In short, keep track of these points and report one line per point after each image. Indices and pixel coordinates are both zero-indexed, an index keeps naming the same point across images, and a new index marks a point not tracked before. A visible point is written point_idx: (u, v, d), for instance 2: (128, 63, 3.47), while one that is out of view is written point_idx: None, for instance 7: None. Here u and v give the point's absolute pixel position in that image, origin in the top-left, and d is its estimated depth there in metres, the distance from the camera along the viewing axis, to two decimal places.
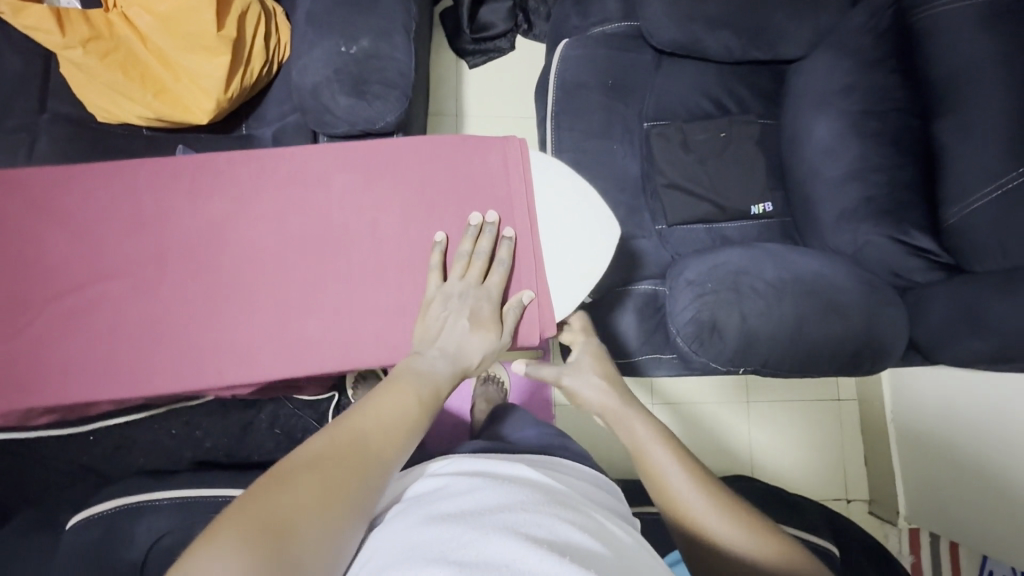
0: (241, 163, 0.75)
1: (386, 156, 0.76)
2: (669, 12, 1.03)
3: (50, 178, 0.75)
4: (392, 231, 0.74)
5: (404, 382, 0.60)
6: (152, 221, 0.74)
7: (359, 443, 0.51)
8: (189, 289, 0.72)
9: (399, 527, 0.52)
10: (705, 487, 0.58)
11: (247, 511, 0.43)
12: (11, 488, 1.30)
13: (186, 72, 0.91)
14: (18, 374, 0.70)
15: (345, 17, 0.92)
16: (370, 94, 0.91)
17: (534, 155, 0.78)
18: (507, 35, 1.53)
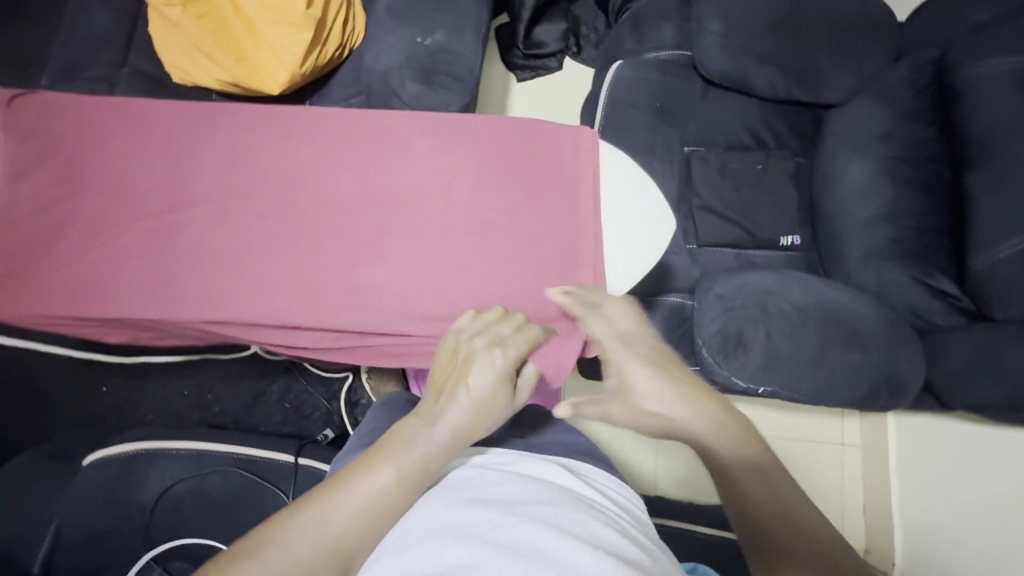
0: (332, 117, 0.81)
1: (466, 128, 0.81)
2: (722, 46, 1.10)
3: (155, 110, 0.81)
4: (464, 196, 0.78)
5: (403, 448, 0.55)
6: (243, 158, 0.79)
7: (307, 550, 0.46)
8: (270, 224, 0.76)
9: (430, 505, 0.52)
10: (803, 527, 0.51)
11: (268, 528, 0.47)
12: (18, 428, 1.31)
13: (267, 43, 0.96)
14: (102, 282, 0.73)
15: (424, 10, 0.97)
16: (437, 84, 0.96)
17: (602, 146, 0.83)
18: (557, 56, 1.59)
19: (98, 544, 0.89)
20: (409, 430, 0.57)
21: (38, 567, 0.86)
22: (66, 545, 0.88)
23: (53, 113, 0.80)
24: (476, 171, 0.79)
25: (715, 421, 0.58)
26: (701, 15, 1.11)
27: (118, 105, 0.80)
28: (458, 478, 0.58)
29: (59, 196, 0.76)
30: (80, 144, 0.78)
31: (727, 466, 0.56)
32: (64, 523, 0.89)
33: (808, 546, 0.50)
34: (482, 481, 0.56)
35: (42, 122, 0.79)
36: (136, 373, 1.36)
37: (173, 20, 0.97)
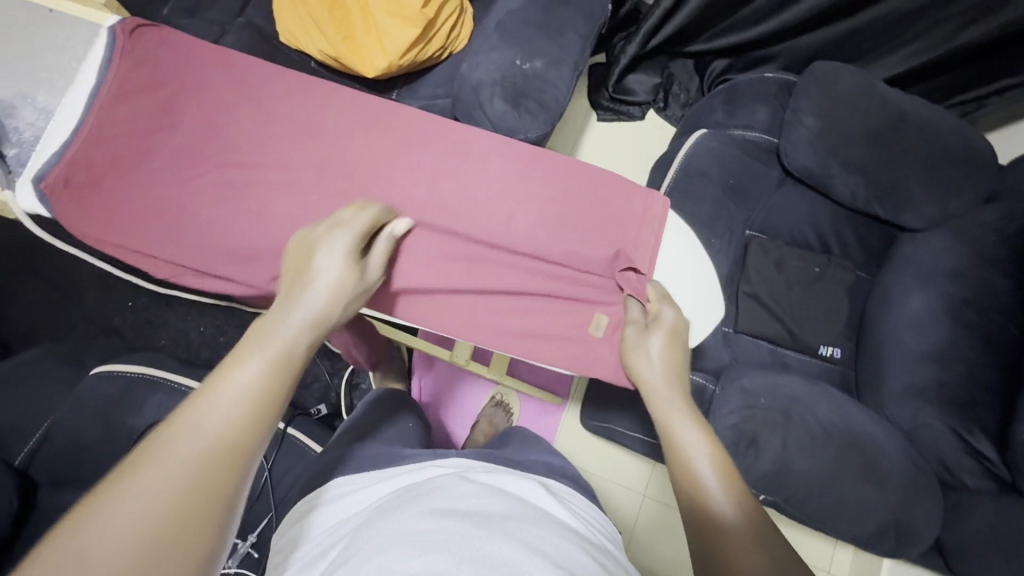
0: (420, 119, 0.82)
1: (544, 162, 0.81)
2: (812, 141, 1.08)
3: (260, 70, 0.84)
4: (523, 228, 0.79)
5: (267, 334, 0.49)
6: (327, 136, 0.81)
7: (198, 445, 0.39)
8: (334, 204, 0.78)
9: (400, 514, 0.51)
10: (733, 489, 0.55)
11: (162, 445, 0.38)
12: (45, 319, 1.37)
13: (374, 28, 0.99)
14: (168, 219, 0.76)
15: (530, 35, 0.99)
16: (524, 109, 0.97)
17: (671, 217, 0.83)
18: (642, 106, 1.60)
19: (76, 453, 0.90)
20: (276, 322, 0.51)
21: (20, 460, 0.89)
22: (52, 444, 0.90)
23: (165, 48, 0.84)
24: (542, 206, 0.79)
25: (677, 392, 0.67)
26: (797, 107, 1.11)
27: (229, 57, 0.84)
28: (434, 486, 0.56)
29: (150, 126, 0.80)
30: (182, 82, 0.82)
31: (671, 426, 0.63)
32: (56, 424, 0.92)
33: (734, 504, 0.53)
34: (458, 491, 0.54)
35: (154, 53, 0.83)
36: (163, 298, 1.40)
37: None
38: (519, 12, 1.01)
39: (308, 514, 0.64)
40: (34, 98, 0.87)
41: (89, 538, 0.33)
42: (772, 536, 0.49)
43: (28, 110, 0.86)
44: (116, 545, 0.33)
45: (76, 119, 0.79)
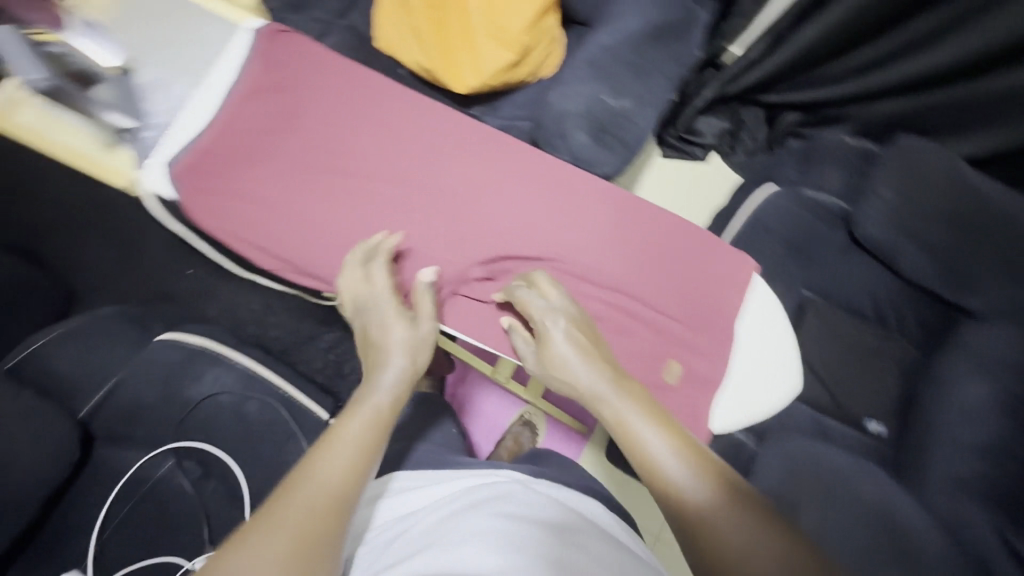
0: (530, 154, 0.86)
1: (642, 212, 0.84)
2: (884, 213, 1.08)
3: (383, 85, 0.87)
4: (615, 272, 0.81)
5: (359, 411, 0.64)
6: (440, 159, 0.85)
7: (313, 497, 0.53)
8: (442, 225, 0.83)
9: (481, 513, 0.60)
10: (705, 474, 0.60)
11: (278, 512, 0.52)
12: (109, 275, 1.43)
13: (471, 47, 1.00)
14: (286, 218, 0.81)
15: (622, 75, 1.00)
16: (606, 142, 1.00)
17: (756, 281, 0.86)
18: (706, 148, 1.57)
19: (138, 414, 0.95)
20: (367, 399, 0.65)
21: (84, 413, 0.94)
22: (118, 400, 0.95)
23: (297, 53, 0.88)
24: (633, 258, 0.83)
25: (626, 398, 0.68)
26: (876, 178, 1.11)
27: (357, 70, 0.88)
28: (501, 492, 0.66)
29: (277, 126, 0.84)
30: (311, 89, 0.86)
31: (635, 446, 0.65)
32: (122, 381, 0.96)
33: (709, 494, 0.58)
34: (527, 501, 0.64)
35: (287, 58, 0.87)
36: (220, 270, 1.45)
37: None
38: (614, 49, 1.02)
39: (373, 505, 0.71)
40: (167, 85, 0.86)
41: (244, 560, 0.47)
42: (751, 509, 0.57)
43: (163, 96, 0.86)
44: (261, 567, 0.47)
45: (211, 113, 0.85)
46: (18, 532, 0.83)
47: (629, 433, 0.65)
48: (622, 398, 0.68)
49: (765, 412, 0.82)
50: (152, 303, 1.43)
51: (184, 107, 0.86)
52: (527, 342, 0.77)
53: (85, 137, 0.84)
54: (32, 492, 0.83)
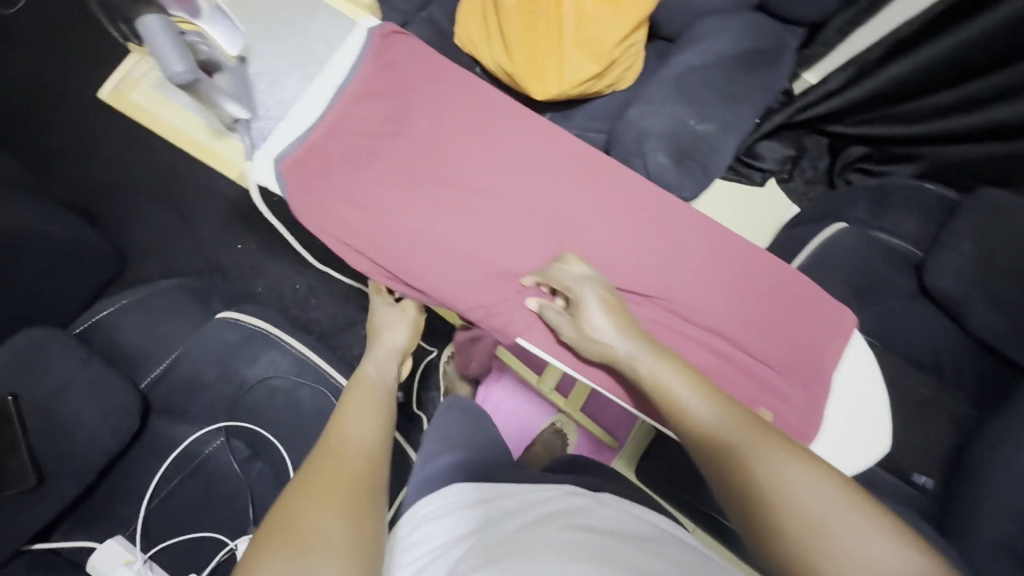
0: (635, 182, 0.83)
1: (744, 253, 0.81)
2: (959, 266, 1.05)
3: (493, 98, 0.86)
4: (712, 314, 0.78)
5: (361, 384, 0.75)
6: (542, 178, 0.83)
7: (347, 460, 0.60)
8: (538, 245, 0.80)
9: (547, 524, 0.60)
10: (752, 432, 0.56)
11: (321, 482, 0.57)
12: (161, 241, 1.44)
13: (557, 53, 0.98)
14: (385, 223, 0.80)
15: (707, 98, 0.99)
16: (687, 169, 0.99)
17: (856, 338, 0.81)
18: (764, 173, 1.46)
19: (195, 389, 0.97)
20: (365, 372, 0.77)
21: (145, 383, 0.96)
22: (177, 374, 0.97)
23: (412, 58, 0.87)
24: (731, 298, 0.80)
25: (665, 362, 0.64)
26: (955, 230, 1.07)
27: (468, 80, 0.87)
28: (563, 506, 0.65)
29: (384, 129, 0.83)
30: (421, 94, 0.85)
31: (676, 413, 0.60)
32: (184, 355, 0.98)
33: (758, 451, 0.54)
34: (591, 515, 0.63)
35: (402, 61, 0.87)
36: (269, 248, 1.45)
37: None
38: (699, 69, 1.01)
39: (427, 506, 0.70)
40: (280, 80, 0.87)
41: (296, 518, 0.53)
42: (805, 462, 0.53)
43: (266, 86, 0.86)
44: (318, 524, 0.52)
45: (319, 108, 0.84)
46: (77, 492, 0.84)
47: (678, 408, 0.60)
48: (662, 363, 0.64)
49: (848, 467, 0.77)
50: (201, 273, 1.44)
51: (293, 103, 0.86)
52: (559, 317, 0.73)
53: (194, 122, 0.87)
54: (95, 456, 0.84)
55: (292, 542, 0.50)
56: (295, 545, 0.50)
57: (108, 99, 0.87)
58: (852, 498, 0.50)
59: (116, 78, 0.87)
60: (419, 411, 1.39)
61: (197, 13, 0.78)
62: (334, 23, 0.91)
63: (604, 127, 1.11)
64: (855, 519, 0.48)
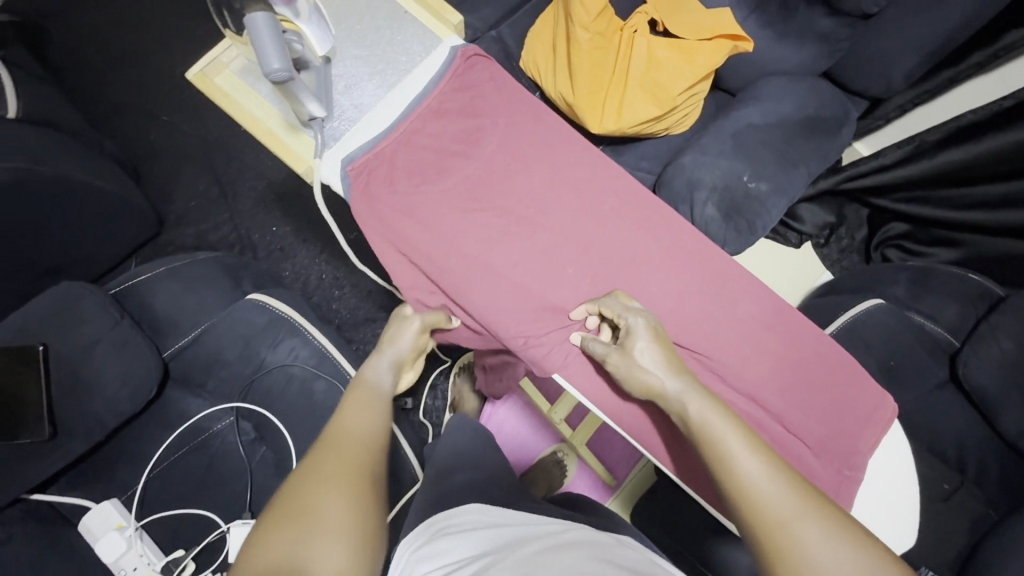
0: (690, 235, 0.83)
1: (790, 322, 0.80)
2: (997, 363, 1.03)
3: (562, 133, 0.87)
4: (749, 378, 0.78)
5: (359, 387, 0.69)
6: (599, 218, 0.83)
7: (353, 447, 0.61)
8: (584, 283, 0.81)
9: (566, 557, 0.54)
10: (794, 491, 0.52)
11: (326, 468, 0.57)
12: (200, 211, 1.47)
13: (619, 93, 0.99)
14: (440, 240, 0.81)
15: (764, 157, 1.00)
16: (734, 226, 0.99)
17: (895, 427, 0.79)
18: (802, 236, 1.42)
19: (216, 365, 0.97)
20: (364, 377, 0.71)
21: (169, 352, 0.96)
22: (200, 347, 0.97)
23: (489, 82, 0.88)
24: (772, 365, 0.79)
25: (712, 404, 0.61)
26: (994, 323, 1.05)
27: (540, 112, 0.88)
28: (585, 538, 0.59)
29: (452, 148, 0.85)
30: (493, 119, 0.86)
31: (716, 457, 0.56)
32: (211, 329, 0.98)
33: (799, 515, 0.50)
34: (614, 551, 0.57)
35: (480, 85, 0.88)
36: (303, 234, 1.46)
37: (572, 17, 0.97)
38: (761, 128, 1.02)
39: (436, 526, 0.66)
40: (359, 84, 0.88)
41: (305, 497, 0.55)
42: (847, 534, 0.49)
43: (346, 89, 0.88)
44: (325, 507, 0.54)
45: (393, 120, 0.86)
46: (85, 450, 0.84)
47: (721, 451, 0.56)
48: (709, 403, 0.60)
49: None
50: (234, 248, 1.46)
51: (369, 109, 0.87)
52: (606, 345, 0.72)
53: (273, 114, 0.87)
54: (109, 416, 0.84)
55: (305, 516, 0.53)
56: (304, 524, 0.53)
57: (193, 79, 0.87)
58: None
59: (205, 60, 0.88)
60: (425, 418, 1.39)
61: (298, 13, 0.82)
62: (418, 37, 0.91)
63: (654, 168, 1.11)
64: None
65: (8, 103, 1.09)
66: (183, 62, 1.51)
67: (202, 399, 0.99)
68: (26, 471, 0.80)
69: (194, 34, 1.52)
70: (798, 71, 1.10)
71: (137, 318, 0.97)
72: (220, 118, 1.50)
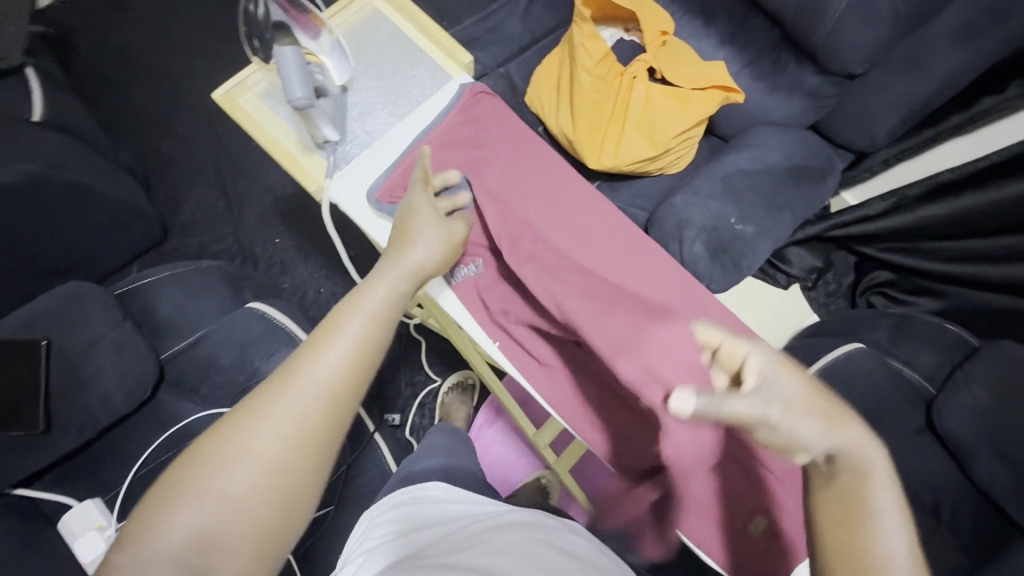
0: (674, 268, 0.87)
1: None
2: (973, 413, 1.04)
3: (560, 170, 0.93)
4: None
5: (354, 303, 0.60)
6: (591, 247, 0.88)
7: (302, 402, 0.52)
8: None
9: (515, 532, 0.64)
10: None
11: (266, 420, 0.50)
12: (206, 219, 1.51)
13: (618, 134, 1.05)
14: None
15: (751, 202, 1.05)
16: (719, 263, 1.03)
17: None
18: (791, 278, 1.45)
19: (211, 370, 0.99)
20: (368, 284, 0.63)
21: (167, 353, 0.99)
22: (197, 351, 0.99)
23: (494, 118, 0.94)
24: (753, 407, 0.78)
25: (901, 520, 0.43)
26: (968, 371, 1.08)
27: (540, 149, 0.93)
28: (535, 521, 0.70)
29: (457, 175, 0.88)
30: (497, 151, 0.91)
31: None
32: (209, 335, 1.00)
33: None
34: (561, 536, 0.68)
35: (485, 119, 0.93)
36: (305, 248, 1.50)
37: (576, 61, 1.04)
38: (750, 173, 1.08)
39: (403, 501, 0.78)
40: (372, 112, 0.94)
41: (215, 468, 0.48)
42: None
43: (360, 117, 0.94)
44: (241, 482, 0.48)
45: (402, 146, 0.91)
46: (74, 447, 0.85)
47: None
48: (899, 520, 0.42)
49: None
50: (234, 259, 1.49)
51: (380, 136, 0.93)
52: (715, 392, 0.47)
53: (289, 134, 0.92)
54: (104, 414, 0.86)
55: (208, 502, 0.47)
56: (210, 509, 0.47)
57: (219, 98, 0.92)
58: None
59: (231, 82, 0.93)
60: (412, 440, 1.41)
61: (322, 47, 0.89)
62: (431, 74, 0.97)
63: (646, 206, 1.17)
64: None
65: (37, 107, 1.13)
66: (202, 80, 1.58)
67: (195, 404, 1.00)
68: (17, 463, 0.81)
69: (217, 54, 1.60)
70: (788, 122, 1.17)
71: (139, 321, 1.00)
72: (232, 134, 1.56)
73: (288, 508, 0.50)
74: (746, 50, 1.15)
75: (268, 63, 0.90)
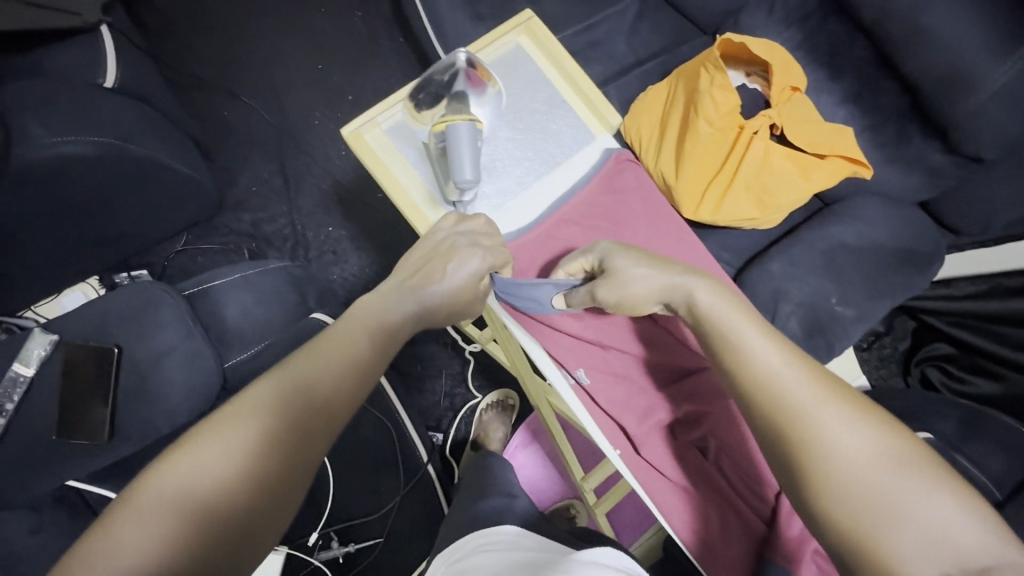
0: None
1: None
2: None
3: (705, 263, 0.90)
4: None
5: (362, 322, 0.64)
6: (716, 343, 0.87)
7: (293, 405, 0.52)
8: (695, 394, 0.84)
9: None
10: (814, 379, 0.53)
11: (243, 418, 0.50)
12: (261, 197, 1.44)
13: (723, 187, 0.98)
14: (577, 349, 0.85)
15: (853, 282, 1.00)
16: (811, 343, 0.98)
17: None
18: None
19: None
20: (381, 307, 0.66)
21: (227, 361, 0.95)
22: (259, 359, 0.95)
23: (639, 192, 0.92)
24: None
25: (756, 332, 0.58)
26: None
27: (685, 233, 0.91)
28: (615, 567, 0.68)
29: None
30: (637, 229, 0.90)
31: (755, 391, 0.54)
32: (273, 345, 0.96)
33: (822, 402, 0.51)
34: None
35: (629, 191, 0.91)
36: (360, 240, 1.43)
37: (698, 107, 0.95)
38: (854, 249, 1.01)
39: (474, 548, 0.78)
40: (507, 169, 0.89)
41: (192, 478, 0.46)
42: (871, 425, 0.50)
43: (494, 175, 0.89)
44: (215, 483, 0.46)
45: (537, 212, 0.88)
46: (129, 453, 0.82)
47: (770, 382, 0.53)
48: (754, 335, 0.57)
49: None
50: (286, 243, 1.42)
51: (514, 198, 0.88)
52: (584, 286, 0.76)
53: (418, 184, 0.86)
54: (165, 424, 0.82)
55: (178, 512, 0.44)
56: (172, 512, 0.44)
57: (346, 136, 0.87)
58: (932, 477, 0.46)
59: (361, 118, 0.87)
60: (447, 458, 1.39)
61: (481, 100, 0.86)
62: (573, 130, 0.92)
63: (732, 261, 1.11)
64: (944, 496, 0.45)
65: (110, 73, 1.06)
66: (274, 48, 1.50)
67: None
68: (72, 466, 0.78)
69: (294, 22, 1.51)
70: (898, 195, 1.09)
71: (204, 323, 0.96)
72: (298, 109, 1.48)
73: (253, 522, 0.47)
74: (868, 113, 1.07)
75: (423, 113, 0.87)
